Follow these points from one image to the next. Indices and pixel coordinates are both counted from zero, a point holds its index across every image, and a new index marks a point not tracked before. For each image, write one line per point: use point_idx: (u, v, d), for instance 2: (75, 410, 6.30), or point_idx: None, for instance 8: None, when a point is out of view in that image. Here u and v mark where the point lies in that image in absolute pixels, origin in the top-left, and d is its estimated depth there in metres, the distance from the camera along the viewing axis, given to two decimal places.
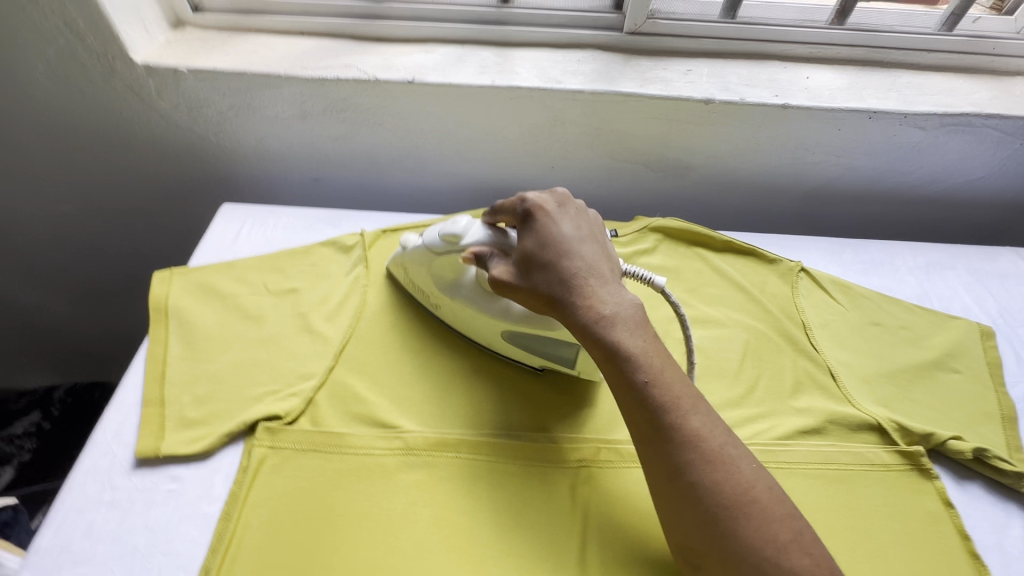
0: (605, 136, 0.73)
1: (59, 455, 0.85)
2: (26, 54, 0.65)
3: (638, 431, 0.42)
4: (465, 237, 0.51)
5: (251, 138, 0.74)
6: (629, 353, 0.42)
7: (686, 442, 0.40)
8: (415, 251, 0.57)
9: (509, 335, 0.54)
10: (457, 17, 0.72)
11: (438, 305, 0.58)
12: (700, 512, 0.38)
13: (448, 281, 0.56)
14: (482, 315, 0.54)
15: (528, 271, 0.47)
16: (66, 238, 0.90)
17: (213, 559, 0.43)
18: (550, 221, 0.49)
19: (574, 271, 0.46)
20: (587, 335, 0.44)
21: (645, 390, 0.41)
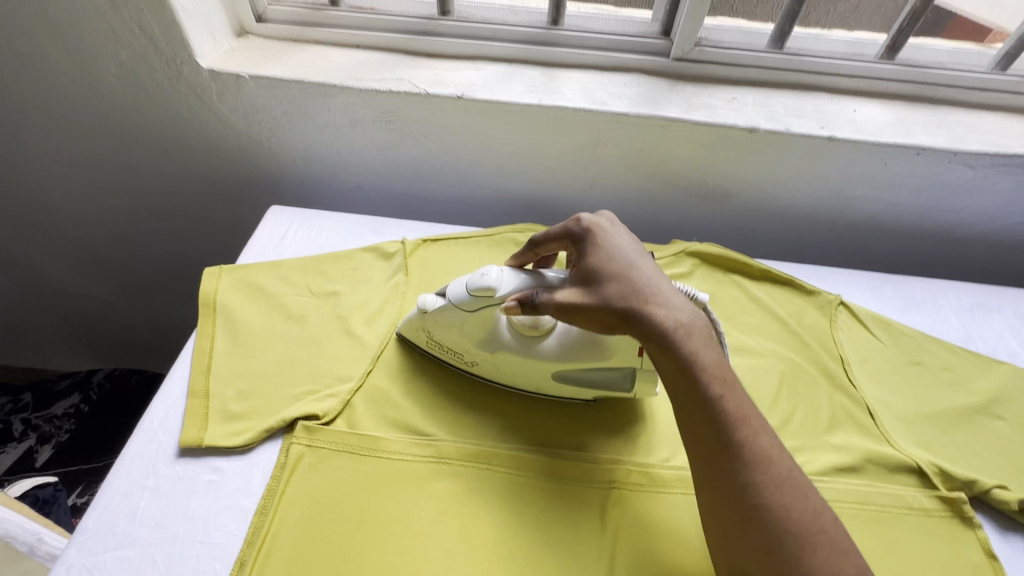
0: (646, 159, 0.73)
1: (95, 437, 0.88)
2: (101, 55, 0.69)
3: (708, 451, 0.42)
4: (500, 288, 0.50)
5: (302, 143, 0.77)
6: (704, 367, 0.43)
7: (756, 461, 0.40)
8: (438, 313, 0.54)
9: (558, 375, 0.53)
10: (507, 36, 0.74)
11: (474, 362, 0.55)
12: (767, 535, 0.38)
13: (482, 337, 0.54)
14: (531, 363, 0.53)
15: (595, 285, 0.47)
16: (118, 229, 0.94)
17: (249, 551, 0.44)
18: (610, 239, 0.50)
19: (643, 285, 0.47)
20: (661, 349, 0.44)
21: (719, 405, 0.42)
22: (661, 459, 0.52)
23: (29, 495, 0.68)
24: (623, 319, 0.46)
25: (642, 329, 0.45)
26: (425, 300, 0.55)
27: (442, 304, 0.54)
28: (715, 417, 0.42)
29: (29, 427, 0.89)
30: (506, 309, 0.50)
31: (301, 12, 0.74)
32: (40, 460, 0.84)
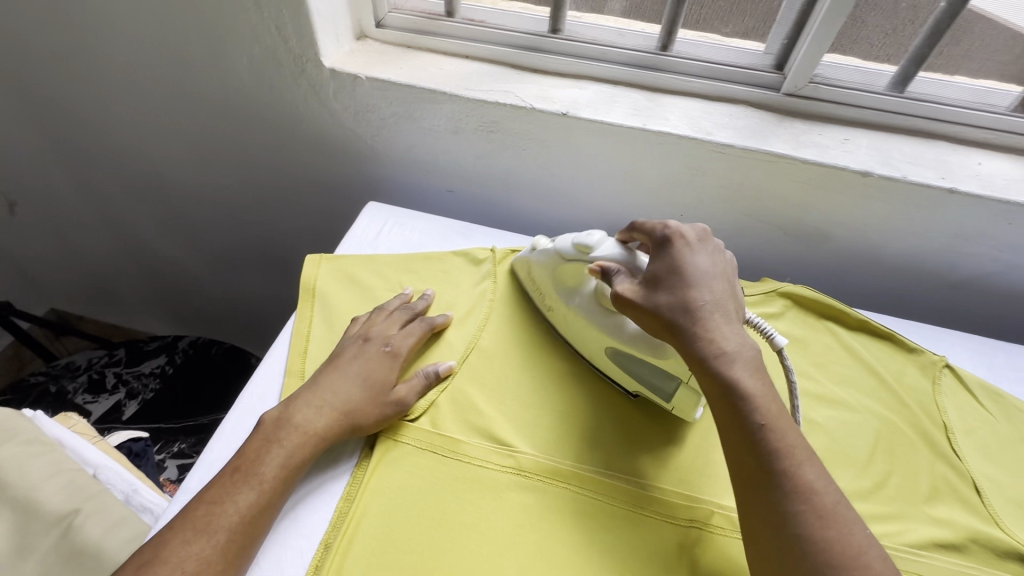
0: (745, 193, 0.72)
1: (176, 399, 0.94)
2: (237, 49, 0.74)
3: (746, 473, 0.41)
4: (596, 249, 0.55)
5: (402, 145, 0.80)
6: (743, 393, 0.42)
7: (797, 491, 0.39)
8: (545, 254, 0.61)
9: (611, 352, 0.55)
10: (615, 58, 0.74)
11: (552, 308, 0.61)
12: (802, 567, 0.37)
13: (569, 289, 0.59)
14: (593, 328, 0.56)
15: (653, 294, 0.48)
16: (220, 207, 1.00)
17: (335, 533, 0.46)
18: (683, 252, 0.50)
19: (701, 303, 0.46)
20: (701, 369, 0.44)
21: (758, 432, 0.41)
22: None
23: (126, 446, 0.73)
24: (670, 332, 0.46)
25: (687, 346, 0.45)
26: (541, 242, 0.63)
27: (549, 249, 0.61)
28: (750, 443, 0.41)
29: (120, 381, 0.96)
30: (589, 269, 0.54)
31: (418, 20, 0.77)
32: (126, 414, 0.91)
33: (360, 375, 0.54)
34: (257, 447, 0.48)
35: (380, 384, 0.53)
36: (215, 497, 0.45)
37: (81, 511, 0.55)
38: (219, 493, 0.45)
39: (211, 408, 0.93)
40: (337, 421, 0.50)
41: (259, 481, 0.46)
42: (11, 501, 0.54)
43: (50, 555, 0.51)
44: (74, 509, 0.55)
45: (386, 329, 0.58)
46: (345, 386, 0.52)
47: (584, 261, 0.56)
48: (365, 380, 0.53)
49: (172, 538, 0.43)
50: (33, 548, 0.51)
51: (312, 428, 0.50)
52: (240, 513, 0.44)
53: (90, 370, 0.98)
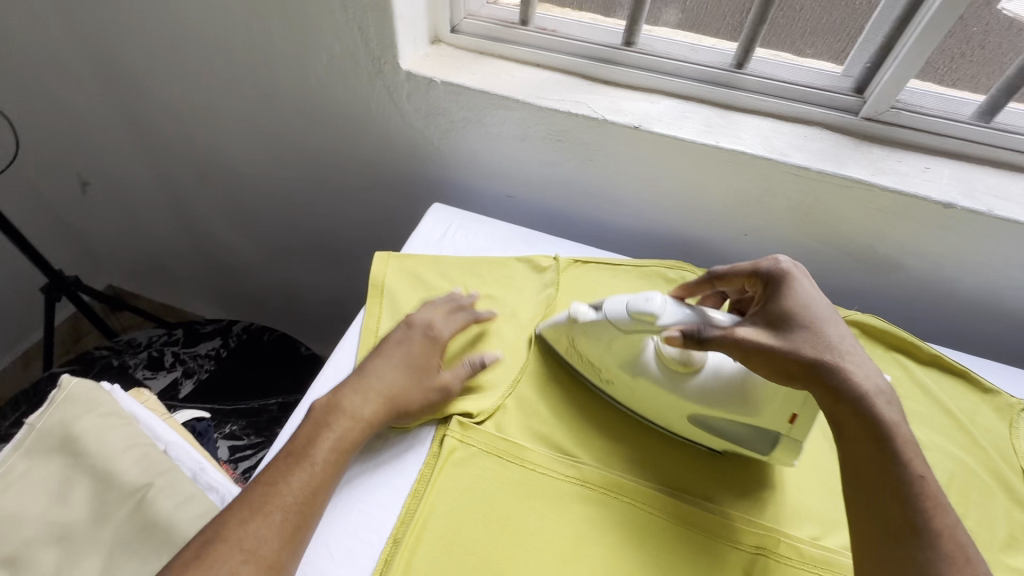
0: (814, 217, 0.71)
1: (230, 382, 0.97)
2: (319, 48, 0.76)
3: (895, 530, 0.40)
4: (662, 316, 0.51)
5: (468, 149, 0.81)
6: (901, 442, 0.42)
7: (951, 554, 0.38)
8: (591, 324, 0.55)
9: (697, 419, 0.52)
10: (688, 73, 0.74)
11: (611, 381, 0.56)
12: None
13: (628, 359, 0.54)
14: (673, 398, 0.52)
15: (784, 331, 0.47)
16: (282, 199, 1.03)
17: (403, 530, 0.47)
18: (805, 288, 0.50)
19: (841, 343, 0.46)
20: (858, 412, 0.43)
21: (915, 485, 0.41)
22: (809, 535, 0.49)
23: (189, 424, 0.75)
24: (816, 373, 0.44)
25: (836, 389, 0.44)
26: (581, 310, 0.56)
27: (597, 318, 0.55)
28: (904, 495, 0.40)
29: (177, 360, 1.00)
30: (666, 336, 0.49)
31: (493, 27, 0.78)
32: (182, 392, 0.94)
33: (411, 374, 0.54)
34: (314, 436, 0.49)
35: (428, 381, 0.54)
36: (270, 478, 0.47)
37: (154, 484, 0.57)
38: (272, 475, 0.47)
39: (263, 392, 0.95)
40: (392, 414, 0.52)
41: (310, 463, 0.47)
42: (88, 470, 0.57)
43: (121, 525, 0.54)
44: (147, 482, 0.57)
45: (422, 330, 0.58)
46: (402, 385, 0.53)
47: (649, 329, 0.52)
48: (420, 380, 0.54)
49: (234, 523, 0.44)
50: (108, 516, 0.55)
51: (368, 420, 0.51)
52: (303, 497, 0.46)
53: (150, 348, 1.02)
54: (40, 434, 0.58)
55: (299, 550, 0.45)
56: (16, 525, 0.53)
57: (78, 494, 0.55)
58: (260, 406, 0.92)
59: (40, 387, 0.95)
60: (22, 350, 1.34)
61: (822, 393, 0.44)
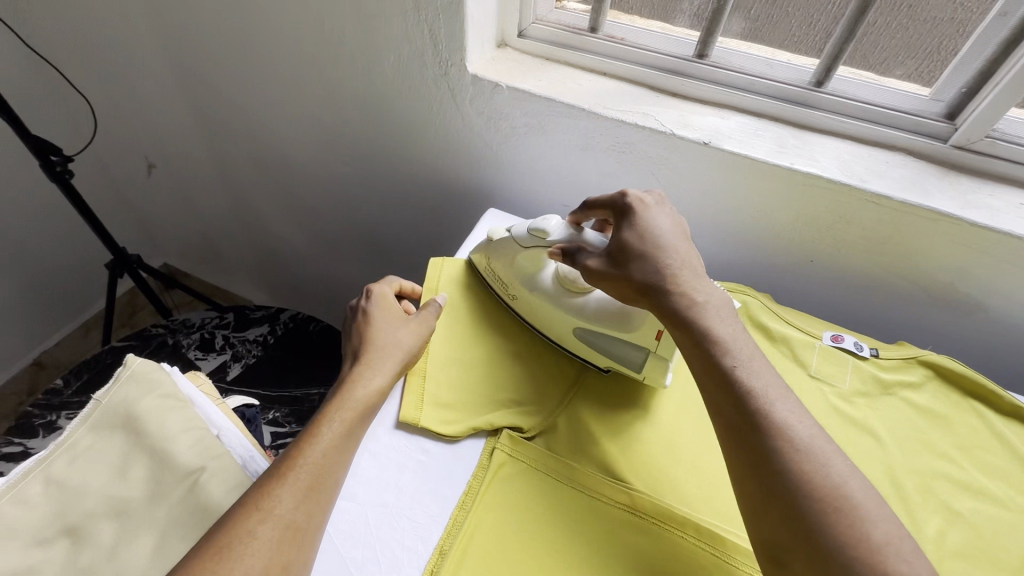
0: (891, 248, 0.67)
1: (276, 368, 0.99)
2: (387, 48, 0.77)
3: (723, 419, 0.44)
4: (551, 233, 0.60)
5: (526, 155, 0.80)
6: (716, 339, 0.46)
7: (775, 429, 0.41)
8: (501, 243, 0.65)
9: (580, 332, 0.60)
10: (762, 90, 0.71)
11: (515, 297, 0.64)
12: (785, 502, 0.39)
13: (528, 274, 0.63)
14: (559, 309, 0.60)
15: (623, 262, 0.53)
16: (336, 193, 1.05)
17: (449, 542, 0.47)
18: (649, 216, 0.54)
19: (668, 265, 0.51)
20: (680, 322, 0.48)
21: (730, 373, 0.45)
22: None
23: (239, 409, 0.77)
24: (649, 295, 0.50)
25: (665, 308, 0.49)
26: (497, 232, 0.66)
27: (505, 237, 0.65)
28: (725, 385, 0.44)
29: (227, 343, 1.03)
30: (550, 252, 0.59)
31: (562, 34, 0.76)
32: (230, 374, 0.97)
33: (395, 339, 0.56)
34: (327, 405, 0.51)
35: (411, 346, 0.57)
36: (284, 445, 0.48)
37: (206, 469, 0.57)
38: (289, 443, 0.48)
39: (306, 381, 0.97)
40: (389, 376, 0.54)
41: (320, 429, 0.49)
42: (148, 450, 0.57)
43: (176, 507, 0.55)
44: (200, 466, 0.58)
45: (383, 303, 0.59)
46: (393, 352, 0.55)
47: (542, 246, 0.61)
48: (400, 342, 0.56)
49: (253, 487, 0.45)
50: (164, 497, 0.55)
51: (375, 387, 0.53)
52: (316, 458, 0.47)
53: (203, 329, 1.06)
54: (105, 410, 0.58)
55: (319, 513, 0.45)
56: (79, 497, 0.54)
57: (137, 471, 0.56)
58: (303, 395, 0.94)
59: (100, 360, 0.99)
60: (83, 320, 1.41)
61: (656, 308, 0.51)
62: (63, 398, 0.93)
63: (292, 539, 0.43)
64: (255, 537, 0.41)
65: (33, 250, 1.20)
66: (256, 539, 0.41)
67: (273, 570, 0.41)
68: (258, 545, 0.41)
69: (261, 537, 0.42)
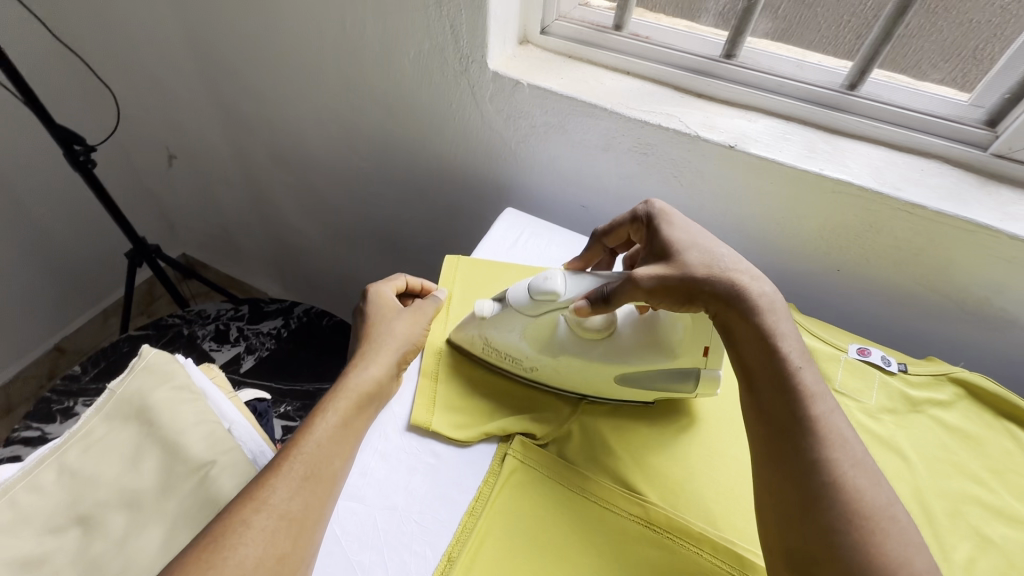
0: (923, 259, 0.64)
1: (289, 361, 0.99)
2: (408, 43, 0.76)
3: (775, 424, 0.42)
4: (564, 293, 0.51)
5: (546, 154, 0.79)
6: (779, 341, 0.45)
7: (827, 439, 0.41)
8: (498, 317, 0.56)
9: (623, 377, 0.55)
10: (792, 92, 0.69)
11: (535, 367, 0.57)
12: (830, 517, 0.38)
13: (544, 340, 0.56)
14: (596, 367, 0.54)
15: (672, 255, 0.50)
16: (353, 188, 1.05)
17: (458, 549, 0.46)
18: (682, 219, 0.54)
19: (720, 258, 0.49)
20: (743, 315, 0.46)
21: (790, 377, 0.43)
22: None
23: (251, 403, 0.77)
24: (707, 286, 0.47)
25: (723, 299, 0.46)
26: (485, 307, 0.57)
27: (501, 311, 0.56)
28: (784, 388, 0.43)
29: (241, 335, 1.03)
30: (576, 308, 0.51)
31: (585, 31, 0.75)
32: (244, 366, 0.98)
33: (391, 332, 0.57)
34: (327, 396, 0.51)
35: (405, 338, 0.57)
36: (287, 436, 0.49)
37: (217, 463, 0.57)
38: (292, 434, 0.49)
39: (319, 375, 0.97)
40: (387, 367, 0.54)
41: (318, 419, 0.49)
42: (159, 441, 0.57)
43: (186, 500, 0.55)
44: (211, 460, 0.57)
45: (381, 301, 0.60)
46: (389, 343, 0.56)
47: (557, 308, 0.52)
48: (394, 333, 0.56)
49: (255, 478, 0.45)
50: (174, 489, 0.55)
51: (374, 378, 0.53)
52: (314, 448, 0.47)
53: (218, 321, 1.06)
54: (119, 399, 0.58)
55: (316, 504, 0.44)
56: (92, 485, 0.54)
57: (148, 464, 0.56)
58: (315, 390, 0.94)
59: (117, 348, 1.00)
60: (102, 307, 1.43)
61: (717, 306, 0.47)
62: (82, 384, 0.95)
63: (288, 530, 0.42)
64: (249, 527, 0.41)
65: (56, 237, 1.22)
66: (249, 529, 0.41)
67: (268, 561, 0.40)
68: (253, 535, 0.41)
69: (255, 528, 0.41)
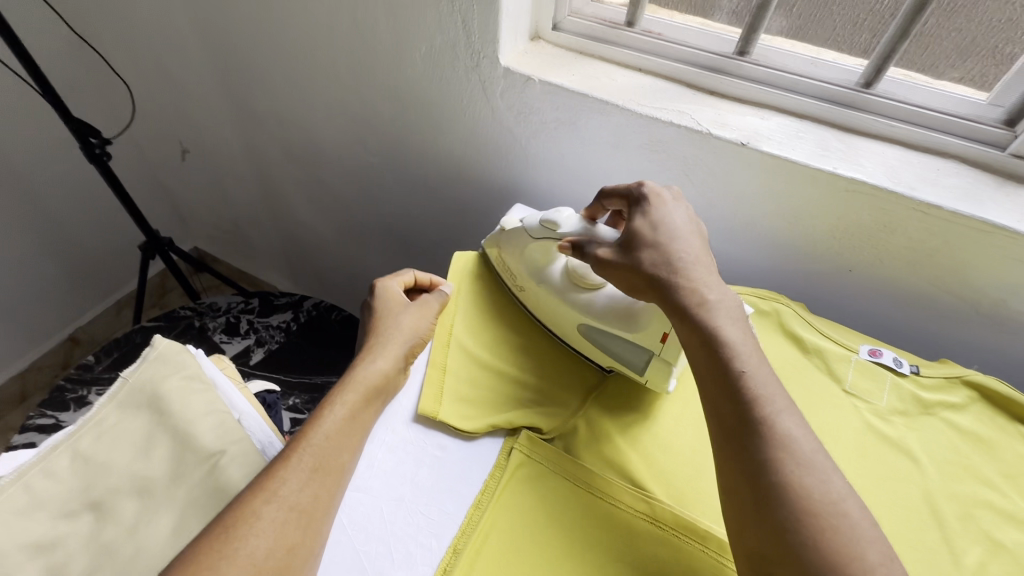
0: (936, 259, 0.63)
1: (298, 355, 1.00)
2: (419, 38, 0.76)
3: (723, 425, 0.42)
4: (561, 225, 0.59)
5: (556, 151, 0.79)
6: (725, 342, 0.44)
7: (776, 439, 0.40)
8: (513, 234, 0.64)
9: (583, 328, 0.59)
10: (806, 90, 0.68)
11: (523, 288, 0.64)
12: (780, 514, 0.37)
13: (537, 270, 0.62)
14: (564, 306, 0.60)
15: (633, 250, 0.51)
16: (363, 183, 1.05)
17: (464, 541, 0.46)
18: (663, 207, 0.53)
19: (679, 259, 0.50)
20: (686, 319, 0.47)
21: (737, 377, 0.43)
22: None
23: (260, 395, 0.78)
24: (654, 287, 0.49)
25: (672, 301, 0.48)
26: (510, 223, 0.66)
27: (518, 228, 0.64)
28: (730, 388, 0.43)
29: (251, 328, 1.04)
30: (561, 245, 0.57)
31: (597, 27, 0.75)
32: (253, 359, 0.99)
33: (400, 326, 0.57)
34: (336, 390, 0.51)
35: (412, 331, 0.57)
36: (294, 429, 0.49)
37: (226, 453, 0.58)
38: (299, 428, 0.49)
39: (327, 368, 0.98)
40: (396, 361, 0.55)
41: (327, 414, 0.49)
42: (170, 429, 0.58)
43: (195, 489, 0.56)
44: (220, 450, 0.58)
45: (389, 297, 0.60)
46: (396, 337, 0.56)
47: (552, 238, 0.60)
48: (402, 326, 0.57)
49: (262, 470, 0.46)
50: (184, 477, 0.56)
51: (382, 373, 0.53)
52: (323, 442, 0.47)
53: (229, 313, 1.07)
54: (131, 388, 0.58)
55: (327, 499, 0.45)
56: (103, 472, 0.54)
57: (159, 452, 0.57)
58: (323, 383, 0.95)
59: (130, 339, 1.02)
60: (116, 299, 1.45)
61: (664, 304, 0.49)
62: (95, 374, 0.96)
63: (298, 522, 0.42)
64: (259, 518, 0.42)
65: (71, 229, 1.24)
66: (259, 520, 0.41)
67: (278, 552, 0.41)
68: (263, 527, 0.41)
69: (265, 519, 0.42)
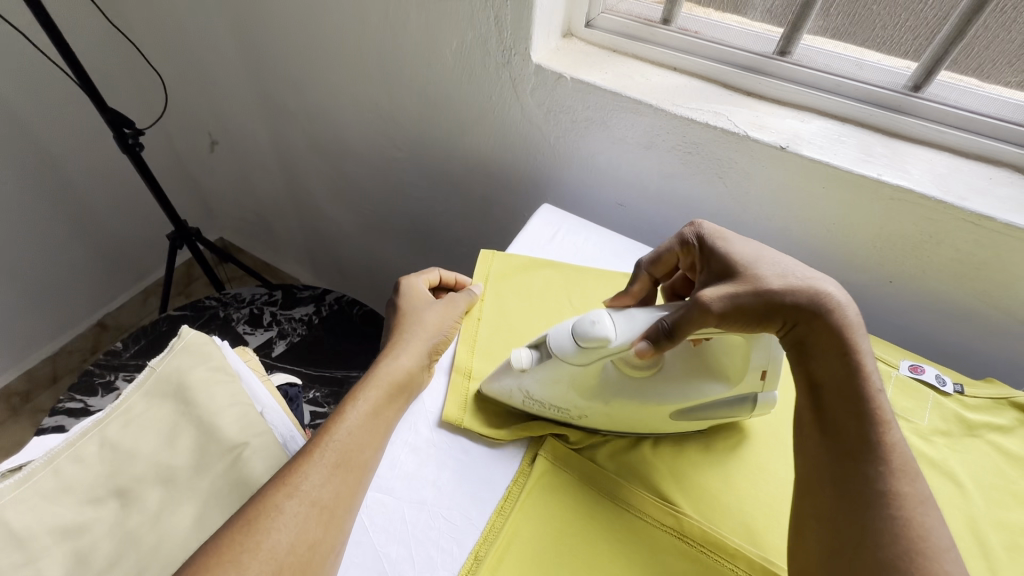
0: (986, 273, 0.60)
1: (319, 348, 1.00)
2: (450, 33, 0.75)
3: (846, 443, 0.41)
4: (615, 338, 0.47)
5: (585, 151, 0.78)
6: (861, 361, 0.43)
7: (901, 470, 0.39)
8: (542, 367, 0.51)
9: (679, 414, 0.51)
10: (849, 92, 0.65)
11: (583, 415, 0.52)
12: (893, 548, 0.36)
13: (593, 389, 0.51)
14: (652, 408, 0.50)
15: (744, 269, 0.47)
16: (388, 179, 1.05)
17: (485, 549, 0.45)
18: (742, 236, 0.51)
19: (797, 269, 0.47)
20: (830, 331, 0.43)
21: (870, 399, 0.41)
22: None
23: (283, 388, 0.79)
24: (790, 300, 0.44)
25: (809, 314, 0.44)
26: (523, 355, 0.51)
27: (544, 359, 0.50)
28: (860, 412, 0.41)
29: (274, 320, 1.05)
30: (637, 350, 0.46)
31: (631, 25, 0.73)
32: (276, 351, 0.99)
33: (422, 322, 0.57)
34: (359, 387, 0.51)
35: (435, 326, 0.57)
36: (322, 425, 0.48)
37: (250, 445, 0.58)
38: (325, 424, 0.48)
39: (347, 362, 0.98)
40: (417, 356, 0.54)
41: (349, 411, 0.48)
42: (196, 420, 0.58)
43: (218, 480, 0.56)
44: (243, 442, 0.58)
45: (414, 296, 0.60)
46: (420, 334, 0.56)
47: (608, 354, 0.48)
48: (424, 321, 0.57)
49: (292, 461, 0.46)
50: (208, 469, 0.56)
51: (405, 369, 0.52)
52: (345, 439, 0.46)
53: (252, 304, 1.08)
54: (158, 378, 0.60)
55: (347, 495, 0.44)
56: (130, 460, 0.55)
57: (184, 442, 0.57)
58: (343, 377, 0.96)
59: (156, 327, 1.03)
60: (143, 285, 1.48)
61: (794, 320, 0.44)
62: (122, 360, 0.98)
63: (317, 518, 0.42)
64: (281, 512, 0.41)
65: (103, 217, 1.27)
66: (280, 514, 0.41)
67: (300, 548, 0.40)
68: (285, 521, 0.41)
69: (286, 513, 0.41)
